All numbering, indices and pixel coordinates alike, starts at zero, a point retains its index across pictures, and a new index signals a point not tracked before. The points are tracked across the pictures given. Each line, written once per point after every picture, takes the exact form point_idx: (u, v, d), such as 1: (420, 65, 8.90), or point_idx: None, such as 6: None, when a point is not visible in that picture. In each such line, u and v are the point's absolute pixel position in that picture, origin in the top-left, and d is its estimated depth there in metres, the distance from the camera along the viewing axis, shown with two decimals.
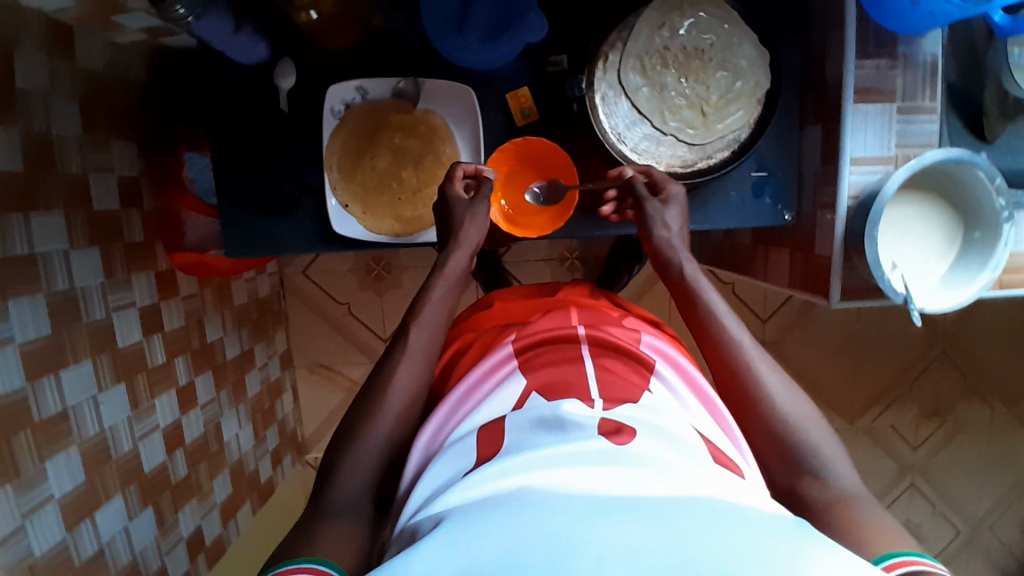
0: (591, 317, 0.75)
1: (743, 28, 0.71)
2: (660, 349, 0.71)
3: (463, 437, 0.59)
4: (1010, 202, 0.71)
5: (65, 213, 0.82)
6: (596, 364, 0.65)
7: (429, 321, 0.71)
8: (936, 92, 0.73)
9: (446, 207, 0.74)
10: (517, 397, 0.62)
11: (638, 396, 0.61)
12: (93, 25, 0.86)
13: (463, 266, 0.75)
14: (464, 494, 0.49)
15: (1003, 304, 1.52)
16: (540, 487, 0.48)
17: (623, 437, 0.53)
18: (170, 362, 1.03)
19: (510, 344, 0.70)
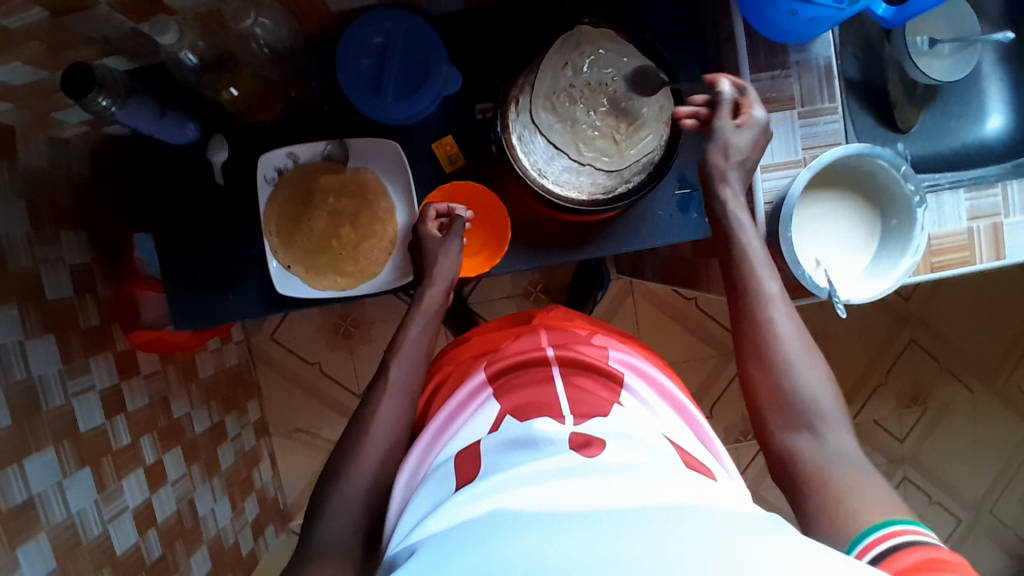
0: (561, 337, 0.77)
1: (635, 54, 0.74)
2: (626, 361, 0.74)
3: (443, 464, 0.61)
4: (918, 187, 0.73)
5: (18, 306, 0.83)
6: (567, 383, 0.67)
7: (409, 354, 0.75)
8: (833, 93, 0.78)
9: (421, 245, 0.78)
10: (494, 418, 0.64)
11: (608, 409, 0.63)
12: (34, 125, 0.89)
13: (441, 299, 0.79)
14: (445, 520, 0.50)
15: (960, 286, 1.55)
16: (509, 506, 0.48)
17: (593, 449, 0.54)
18: (136, 442, 1.02)
19: (484, 372, 0.72)
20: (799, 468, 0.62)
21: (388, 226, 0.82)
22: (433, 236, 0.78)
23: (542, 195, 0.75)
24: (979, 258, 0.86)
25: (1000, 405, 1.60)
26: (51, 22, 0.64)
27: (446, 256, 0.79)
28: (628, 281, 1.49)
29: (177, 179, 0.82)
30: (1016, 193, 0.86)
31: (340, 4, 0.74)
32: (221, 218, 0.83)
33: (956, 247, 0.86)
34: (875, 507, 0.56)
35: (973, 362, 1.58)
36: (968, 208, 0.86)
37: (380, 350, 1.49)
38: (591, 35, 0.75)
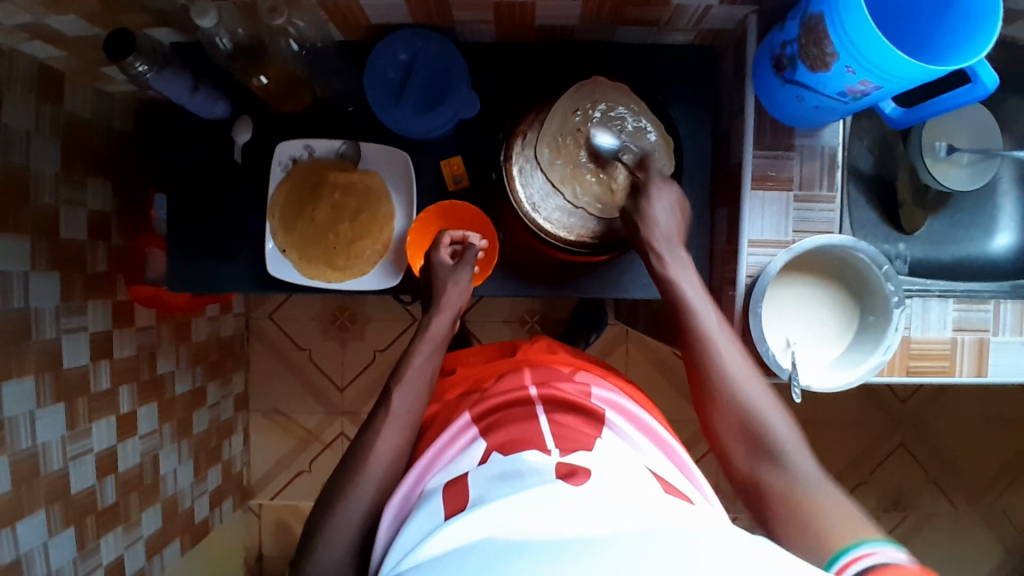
0: (544, 375, 0.75)
1: (650, 117, 0.82)
2: (611, 401, 0.72)
3: (432, 494, 0.60)
4: (898, 288, 0.75)
5: (31, 237, 0.89)
6: (549, 420, 0.65)
7: (411, 385, 0.75)
8: (833, 182, 0.79)
9: (432, 271, 0.81)
10: (480, 454, 0.63)
11: (592, 444, 0.61)
12: (84, 77, 0.96)
13: (445, 330, 0.80)
14: (434, 546, 0.50)
15: (959, 397, 1.51)
16: (499, 534, 0.48)
17: (578, 478, 0.54)
18: (114, 389, 1.06)
19: (469, 413, 0.70)
20: (768, 501, 0.65)
21: (385, 229, 0.86)
22: (445, 264, 0.81)
23: (532, 230, 0.81)
24: (959, 370, 0.86)
25: (986, 528, 1.54)
26: None
27: (454, 285, 0.81)
28: (624, 328, 1.49)
29: (200, 149, 0.87)
30: (1009, 314, 0.85)
31: (379, 17, 0.79)
32: (235, 194, 0.88)
33: (938, 354, 0.85)
34: (846, 529, 0.58)
35: (962, 477, 1.53)
36: (955, 319, 0.85)
37: (370, 349, 1.51)
38: (604, 88, 0.81)
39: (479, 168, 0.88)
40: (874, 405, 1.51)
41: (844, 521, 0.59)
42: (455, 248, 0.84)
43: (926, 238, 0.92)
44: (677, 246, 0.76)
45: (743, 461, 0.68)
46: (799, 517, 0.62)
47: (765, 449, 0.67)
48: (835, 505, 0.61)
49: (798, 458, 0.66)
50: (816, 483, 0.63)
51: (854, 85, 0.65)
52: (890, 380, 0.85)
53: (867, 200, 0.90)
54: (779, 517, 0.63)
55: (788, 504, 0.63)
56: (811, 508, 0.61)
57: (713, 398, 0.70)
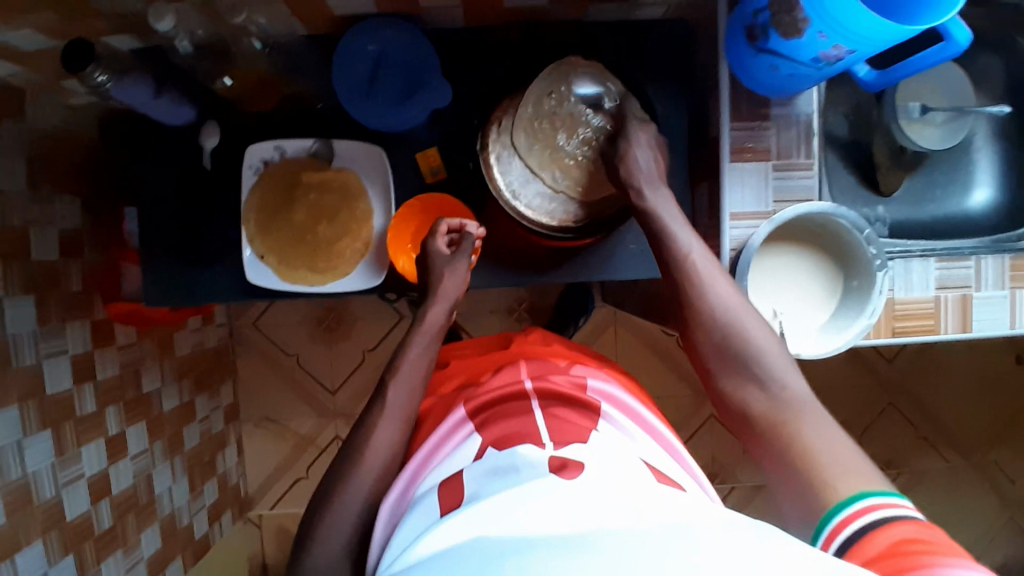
0: (539, 368, 0.74)
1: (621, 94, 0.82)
2: (606, 392, 0.71)
3: (427, 493, 0.60)
4: (880, 251, 0.76)
5: (1, 262, 0.86)
6: (544, 414, 0.65)
7: (407, 377, 0.74)
8: (811, 149, 0.79)
9: (427, 260, 0.81)
10: (476, 450, 0.62)
11: (588, 436, 0.61)
12: (41, 91, 0.92)
13: (442, 320, 0.80)
14: (430, 544, 0.49)
15: (944, 354, 1.54)
16: (496, 529, 0.48)
17: (571, 470, 0.54)
18: (101, 411, 1.03)
19: (464, 407, 0.69)
20: (759, 422, 0.67)
21: (365, 228, 0.84)
22: (442, 252, 0.80)
23: (514, 218, 0.80)
24: (945, 328, 0.87)
25: (977, 480, 1.58)
26: None
27: (449, 276, 0.81)
28: (612, 310, 1.49)
29: (169, 157, 0.85)
30: (989, 268, 0.87)
31: (344, 9, 0.77)
32: (208, 201, 0.86)
33: (923, 314, 0.86)
34: (838, 470, 0.58)
35: (951, 433, 1.56)
36: (937, 277, 0.86)
37: (360, 350, 1.50)
38: (578, 70, 0.80)
39: (457, 159, 0.86)
40: (863, 368, 1.53)
41: (830, 450, 0.60)
42: (451, 238, 0.83)
43: (905, 199, 0.93)
44: (659, 180, 0.78)
45: (727, 380, 0.70)
46: (784, 436, 0.64)
47: (749, 371, 0.69)
48: (822, 431, 0.63)
49: (785, 377, 0.67)
50: (804, 406, 0.65)
51: (827, 50, 0.65)
52: (877, 342, 0.86)
53: (845, 166, 0.90)
54: (770, 444, 0.65)
55: (775, 427, 0.65)
56: (799, 433, 0.63)
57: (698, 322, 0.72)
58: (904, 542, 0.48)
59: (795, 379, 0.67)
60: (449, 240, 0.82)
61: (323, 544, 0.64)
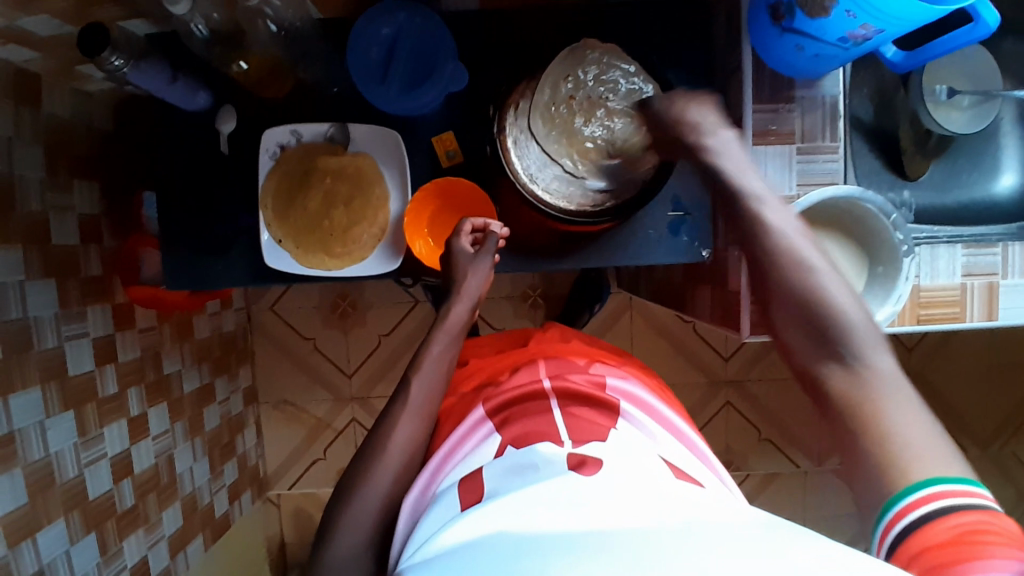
0: (558, 367, 0.74)
1: (644, 76, 0.80)
2: (627, 392, 0.71)
3: (448, 490, 0.60)
4: (907, 236, 0.75)
5: (23, 248, 0.87)
6: (563, 413, 0.65)
7: (427, 377, 0.75)
8: (836, 132, 0.77)
9: (451, 260, 0.80)
10: (495, 448, 0.62)
11: (606, 434, 0.61)
12: (60, 76, 0.93)
13: (464, 318, 0.80)
14: (452, 537, 0.49)
15: (965, 343, 1.51)
16: (513, 528, 0.47)
17: (589, 469, 0.54)
18: (122, 394, 1.05)
19: (483, 408, 0.70)
20: (835, 362, 0.57)
21: (380, 213, 0.84)
22: (466, 252, 0.80)
23: (529, 202, 0.79)
24: (969, 316, 0.85)
25: (995, 469, 1.56)
26: None
27: (472, 274, 0.81)
28: (627, 297, 1.48)
29: (186, 142, 0.85)
30: (1017, 254, 0.84)
31: None
32: (226, 187, 0.86)
33: (947, 301, 0.85)
34: (917, 446, 0.50)
35: (970, 422, 1.54)
36: (963, 264, 0.84)
37: (374, 335, 1.51)
38: (593, 53, 0.79)
39: (472, 143, 0.86)
40: None
41: (915, 433, 0.51)
42: (475, 236, 0.82)
43: (932, 183, 0.90)
44: (721, 123, 0.71)
45: (808, 362, 0.60)
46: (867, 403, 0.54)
47: (832, 349, 0.58)
48: (891, 394, 0.54)
49: (873, 358, 0.56)
50: (893, 385, 0.54)
51: (855, 29, 0.63)
52: (900, 330, 0.85)
53: (869, 150, 0.88)
54: (837, 409, 0.55)
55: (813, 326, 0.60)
56: (875, 411, 0.53)
57: (771, 289, 0.63)
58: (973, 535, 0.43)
59: (884, 357, 0.56)
60: (472, 239, 0.82)
61: (343, 526, 0.65)
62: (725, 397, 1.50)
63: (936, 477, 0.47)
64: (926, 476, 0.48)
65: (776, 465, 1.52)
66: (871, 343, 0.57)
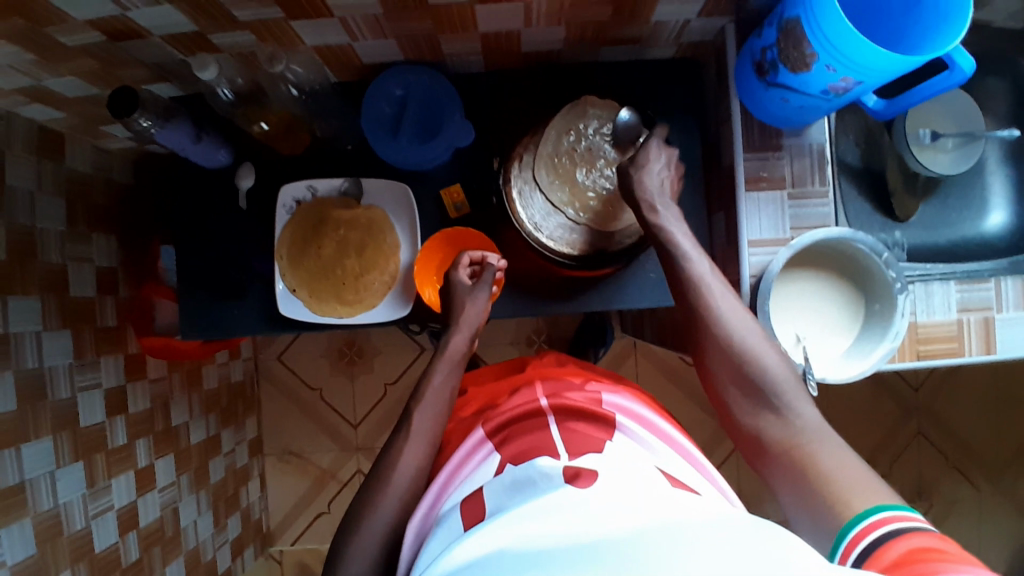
0: (554, 386, 0.76)
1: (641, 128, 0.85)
2: (623, 406, 0.73)
3: (451, 510, 0.61)
4: (899, 274, 0.77)
5: (41, 298, 0.90)
6: (561, 427, 0.66)
7: (430, 405, 0.76)
8: (824, 177, 0.81)
9: (450, 289, 0.83)
10: (495, 466, 0.64)
11: (602, 445, 0.63)
12: (84, 136, 0.98)
13: (464, 347, 0.81)
14: (458, 556, 0.50)
15: (970, 379, 1.51)
16: (516, 543, 0.48)
17: (583, 480, 0.55)
18: (130, 444, 1.05)
19: (484, 428, 0.71)
20: (761, 407, 0.68)
21: (391, 262, 0.87)
22: (463, 283, 0.83)
23: (536, 249, 0.83)
24: (968, 350, 0.87)
25: (1011, 509, 1.53)
26: (108, 47, 0.71)
27: (471, 304, 0.83)
28: (631, 339, 1.50)
29: (207, 197, 0.89)
30: (1009, 290, 0.87)
31: (371, 56, 0.82)
32: (241, 237, 0.90)
33: (944, 337, 0.87)
34: (855, 491, 0.58)
35: (981, 460, 1.52)
36: (958, 300, 0.86)
37: (380, 382, 1.52)
38: (593, 107, 0.84)
39: (478, 193, 0.90)
40: (887, 394, 1.50)
41: (843, 468, 0.61)
42: (473, 268, 0.86)
43: (923, 223, 0.94)
44: (668, 196, 0.79)
45: (744, 412, 0.69)
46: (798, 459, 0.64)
47: (763, 398, 0.68)
48: (831, 450, 0.63)
49: (799, 407, 0.67)
50: (817, 432, 0.65)
51: (836, 82, 0.67)
52: (901, 365, 0.87)
53: (859, 192, 0.92)
54: (775, 459, 0.65)
55: (744, 379, 0.69)
56: (810, 455, 0.63)
57: (709, 345, 0.72)
58: (921, 550, 0.49)
59: (808, 407, 0.67)
60: (470, 270, 0.85)
61: (355, 570, 0.65)
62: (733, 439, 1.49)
63: (880, 504, 0.56)
64: (865, 508, 0.56)
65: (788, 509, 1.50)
66: (803, 404, 0.67)
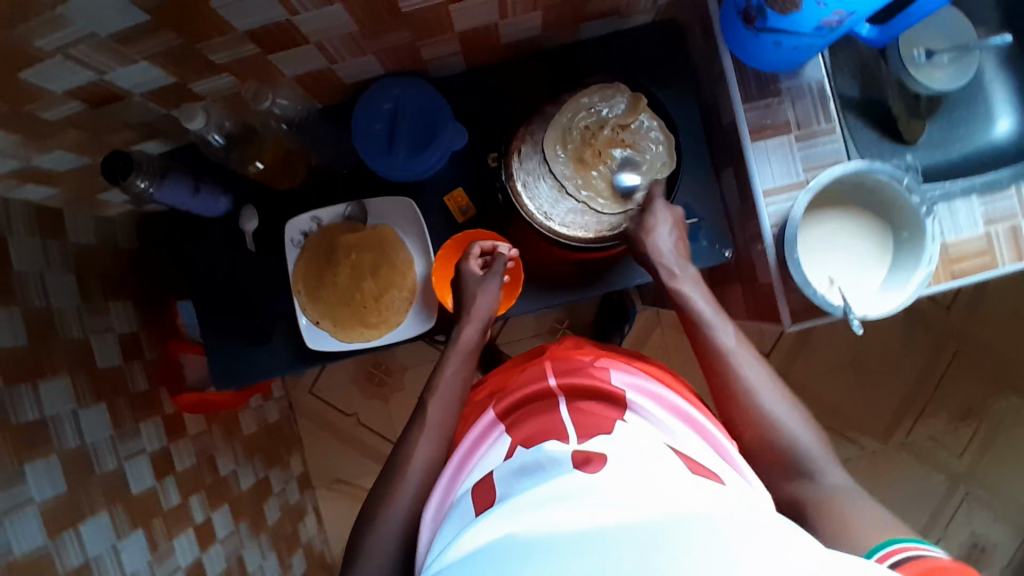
0: (566, 363, 0.74)
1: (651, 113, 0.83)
2: (632, 382, 0.70)
3: (462, 498, 0.61)
4: (923, 198, 0.75)
5: (70, 376, 0.89)
6: (570, 407, 0.66)
7: (443, 397, 0.77)
8: (829, 114, 0.79)
9: (460, 284, 0.83)
10: (506, 450, 0.64)
11: (611, 427, 0.61)
12: (82, 208, 0.97)
13: (476, 338, 0.82)
14: (468, 543, 0.49)
15: (1003, 289, 1.48)
16: (527, 528, 0.47)
17: (594, 465, 0.54)
18: (185, 503, 1.05)
19: (493, 410, 0.71)
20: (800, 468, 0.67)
21: (408, 276, 0.86)
22: (474, 275, 0.81)
23: (551, 238, 0.81)
24: (1002, 262, 0.84)
25: None
26: (92, 116, 0.70)
27: (483, 295, 0.83)
28: (654, 310, 1.48)
29: (215, 246, 0.89)
30: None
31: (353, 77, 0.81)
32: (257, 279, 0.89)
33: (975, 253, 0.85)
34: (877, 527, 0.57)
35: None
36: (983, 213, 0.85)
37: (413, 397, 1.51)
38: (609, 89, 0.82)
39: (482, 193, 0.89)
40: (919, 319, 1.48)
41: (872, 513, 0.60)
42: (484, 260, 0.85)
43: (933, 143, 0.92)
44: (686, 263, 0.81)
45: (786, 489, 0.68)
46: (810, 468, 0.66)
47: (797, 466, 0.67)
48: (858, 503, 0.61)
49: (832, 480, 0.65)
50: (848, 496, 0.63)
51: (828, 17, 0.66)
52: (938, 289, 0.85)
53: (865, 123, 0.90)
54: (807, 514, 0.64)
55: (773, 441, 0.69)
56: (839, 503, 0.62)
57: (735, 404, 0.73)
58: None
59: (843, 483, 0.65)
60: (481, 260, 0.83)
61: None
62: None
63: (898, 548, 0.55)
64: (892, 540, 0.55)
65: (842, 452, 1.49)
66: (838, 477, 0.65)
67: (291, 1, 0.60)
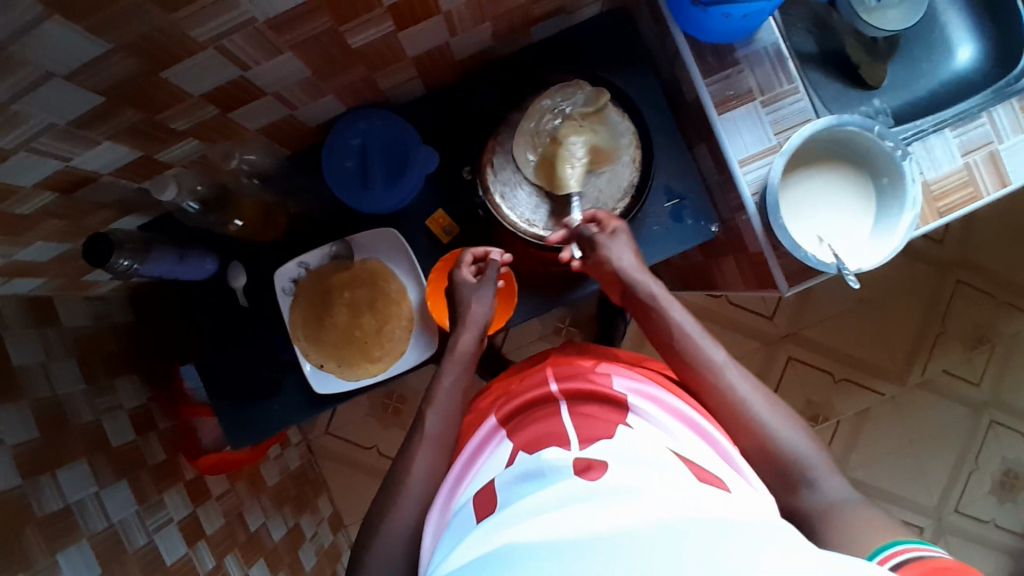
0: (567, 368, 0.74)
1: (613, 103, 0.84)
2: (634, 386, 0.70)
3: (464, 505, 0.61)
4: (896, 141, 0.75)
5: (87, 459, 0.89)
6: (573, 413, 0.66)
7: (443, 404, 0.75)
8: (790, 74, 0.79)
9: (456, 290, 0.83)
10: (508, 455, 0.64)
11: (614, 431, 0.62)
12: (72, 292, 0.98)
13: (473, 346, 0.82)
14: (467, 552, 0.50)
15: (991, 213, 1.48)
16: (526, 535, 0.48)
17: (595, 472, 0.54)
18: (220, 563, 1.04)
19: (495, 418, 0.71)
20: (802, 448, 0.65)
21: (403, 305, 0.87)
22: (468, 280, 0.82)
23: (536, 243, 0.82)
24: (986, 190, 0.85)
25: None
26: (64, 201, 0.70)
27: (479, 302, 0.83)
28: None
29: (209, 308, 0.89)
30: (1003, 117, 0.85)
31: (317, 118, 0.81)
32: (256, 333, 0.89)
33: (958, 186, 0.85)
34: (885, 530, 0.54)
35: None
36: (959, 145, 0.85)
37: None
38: (568, 86, 0.83)
39: (463, 211, 0.89)
40: (916, 256, 1.48)
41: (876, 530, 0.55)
42: (478, 265, 0.85)
43: (898, 84, 0.92)
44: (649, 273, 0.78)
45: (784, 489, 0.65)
46: (804, 453, 0.64)
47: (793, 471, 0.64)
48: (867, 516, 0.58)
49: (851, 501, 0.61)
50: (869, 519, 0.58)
51: None
52: (928, 229, 0.85)
53: (827, 76, 0.90)
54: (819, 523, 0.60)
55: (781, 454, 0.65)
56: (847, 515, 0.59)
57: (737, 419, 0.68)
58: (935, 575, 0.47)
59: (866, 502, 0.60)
60: (475, 267, 0.84)
61: None
62: (786, 351, 1.48)
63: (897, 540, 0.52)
64: (891, 541, 0.53)
65: (861, 401, 1.48)
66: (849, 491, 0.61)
67: (240, 57, 0.61)
